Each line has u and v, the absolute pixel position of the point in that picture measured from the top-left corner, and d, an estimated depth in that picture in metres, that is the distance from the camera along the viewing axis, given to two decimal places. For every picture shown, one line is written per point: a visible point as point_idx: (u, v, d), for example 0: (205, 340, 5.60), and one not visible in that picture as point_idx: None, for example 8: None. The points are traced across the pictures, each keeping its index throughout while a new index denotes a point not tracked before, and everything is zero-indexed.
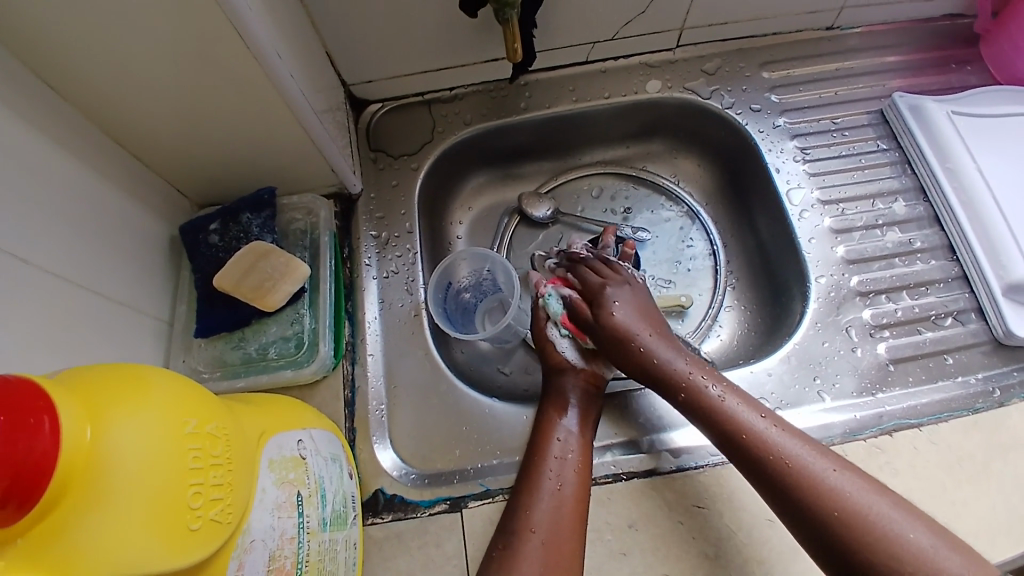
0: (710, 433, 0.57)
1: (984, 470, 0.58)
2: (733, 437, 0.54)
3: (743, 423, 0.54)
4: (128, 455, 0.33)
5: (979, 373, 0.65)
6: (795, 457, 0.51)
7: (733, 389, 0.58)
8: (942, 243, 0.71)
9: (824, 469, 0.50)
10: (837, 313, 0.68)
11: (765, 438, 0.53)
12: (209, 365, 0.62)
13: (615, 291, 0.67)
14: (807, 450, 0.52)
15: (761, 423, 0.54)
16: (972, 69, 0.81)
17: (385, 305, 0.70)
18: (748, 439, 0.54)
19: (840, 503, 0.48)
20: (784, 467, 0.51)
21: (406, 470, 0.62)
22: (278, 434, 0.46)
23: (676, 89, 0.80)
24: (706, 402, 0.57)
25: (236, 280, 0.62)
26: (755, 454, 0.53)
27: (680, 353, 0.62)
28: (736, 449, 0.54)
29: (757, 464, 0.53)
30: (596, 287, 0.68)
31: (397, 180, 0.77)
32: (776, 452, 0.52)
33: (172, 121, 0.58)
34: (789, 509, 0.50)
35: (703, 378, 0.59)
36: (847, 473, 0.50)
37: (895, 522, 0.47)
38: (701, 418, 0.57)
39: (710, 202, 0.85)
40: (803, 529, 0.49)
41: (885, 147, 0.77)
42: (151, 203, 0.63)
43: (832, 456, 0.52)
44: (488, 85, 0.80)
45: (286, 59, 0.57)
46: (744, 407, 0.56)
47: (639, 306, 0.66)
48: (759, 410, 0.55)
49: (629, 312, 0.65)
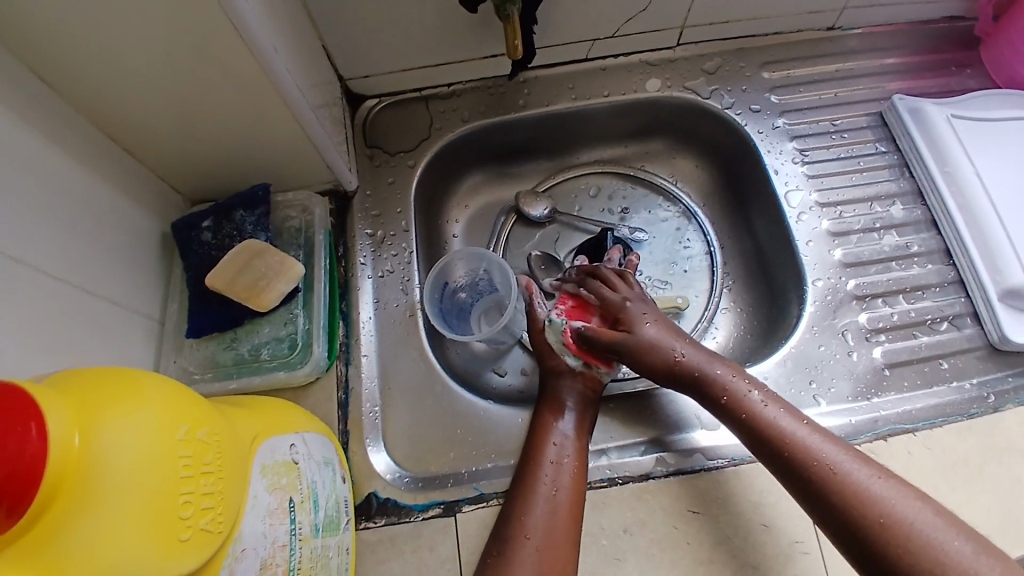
0: (749, 440, 0.56)
1: (979, 476, 0.58)
2: (774, 442, 0.53)
3: (784, 429, 0.54)
4: (119, 463, 0.32)
5: (974, 378, 0.65)
6: (837, 464, 0.51)
7: (773, 396, 0.57)
8: (939, 247, 0.71)
9: (866, 476, 0.49)
10: (834, 316, 0.68)
11: (807, 446, 0.52)
12: (200, 366, 0.61)
13: (638, 304, 0.66)
14: (848, 457, 0.51)
15: (802, 430, 0.53)
16: (971, 73, 0.81)
17: (380, 304, 0.70)
18: (792, 446, 0.53)
19: (884, 511, 0.47)
20: (828, 473, 0.50)
21: (400, 473, 0.61)
22: (271, 438, 0.45)
23: (676, 89, 0.79)
24: (747, 409, 0.56)
25: (229, 279, 0.61)
26: (796, 460, 0.52)
27: (716, 360, 0.60)
28: (779, 459, 0.53)
29: (801, 473, 0.52)
30: (616, 302, 0.66)
31: (393, 177, 0.76)
32: (820, 459, 0.51)
33: (165, 115, 0.56)
34: (831, 517, 0.49)
35: (743, 384, 0.58)
36: (891, 480, 0.49)
37: (936, 531, 0.46)
38: (740, 424, 0.56)
39: (708, 203, 0.84)
40: (844, 536, 0.49)
41: (884, 150, 0.77)
42: (142, 199, 0.62)
43: (874, 465, 0.51)
44: (487, 81, 0.79)
45: (282, 54, 0.56)
46: (785, 415, 0.55)
47: (663, 320, 0.64)
48: (800, 418, 0.54)
49: (658, 326, 0.63)
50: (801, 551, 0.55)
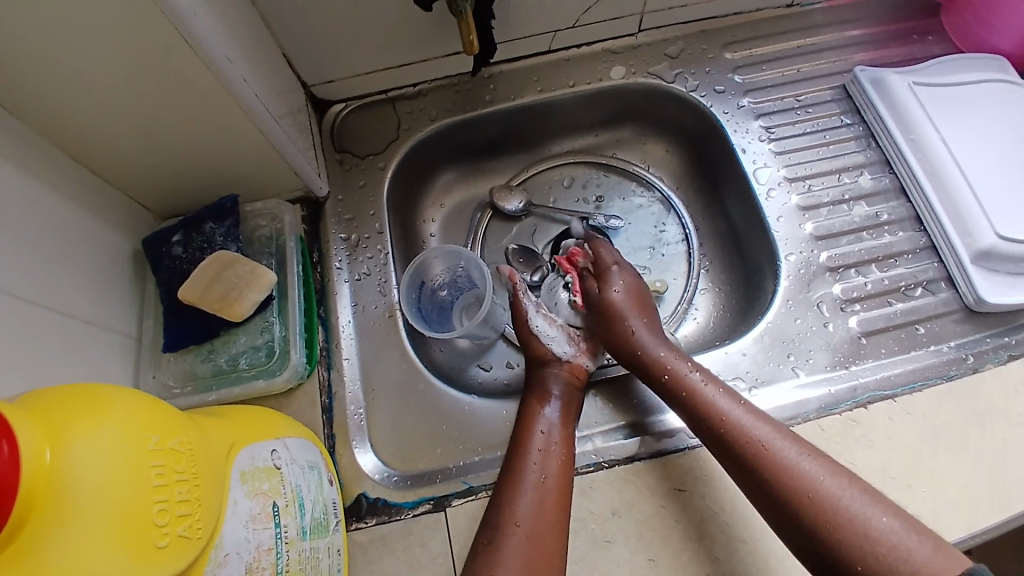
0: (684, 415, 0.58)
1: (960, 437, 0.59)
2: (706, 420, 0.56)
3: (719, 408, 0.56)
4: (90, 475, 0.32)
5: (951, 341, 0.66)
6: (769, 442, 0.53)
7: (711, 376, 0.59)
8: (909, 214, 0.72)
9: (797, 455, 0.52)
10: (808, 289, 0.69)
11: (740, 424, 0.55)
12: (180, 380, 0.61)
13: (621, 272, 0.71)
14: (782, 437, 0.54)
15: (736, 409, 0.56)
16: (934, 39, 0.82)
17: (359, 307, 0.70)
18: (724, 423, 0.55)
19: (811, 486, 0.50)
20: (759, 450, 0.53)
21: (387, 473, 0.62)
22: (250, 445, 0.45)
23: (640, 74, 0.80)
24: (686, 386, 0.59)
25: (201, 291, 0.61)
26: (728, 437, 0.55)
27: (663, 341, 0.64)
28: (710, 431, 0.56)
29: (733, 448, 0.54)
30: (605, 262, 0.72)
31: (365, 181, 0.76)
32: (751, 437, 0.54)
33: (128, 134, 0.56)
34: (758, 489, 0.52)
35: (683, 364, 0.61)
36: (818, 459, 0.52)
37: (866, 507, 0.49)
38: (678, 402, 0.59)
39: (681, 186, 0.85)
40: (772, 507, 0.52)
41: (849, 122, 0.77)
42: (112, 218, 0.62)
43: (804, 443, 0.54)
44: (452, 79, 0.80)
45: (239, 64, 0.56)
46: (720, 393, 0.57)
47: (637, 291, 0.70)
48: (736, 398, 0.57)
49: (625, 294, 0.69)
50: None
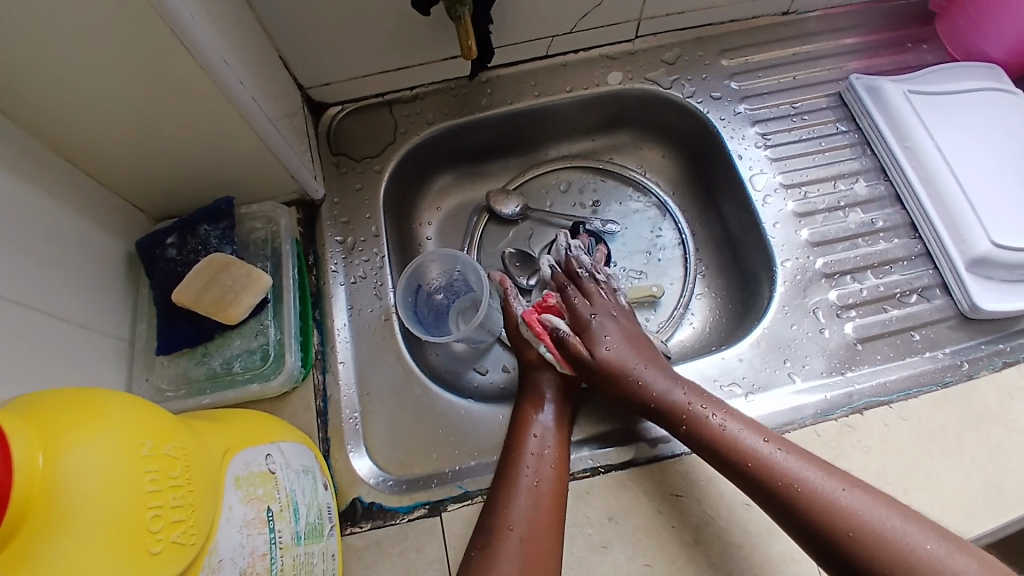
0: (714, 462, 0.57)
1: (955, 443, 0.59)
2: (738, 465, 0.55)
3: (748, 450, 0.55)
4: (84, 481, 0.32)
5: (946, 348, 0.66)
6: (802, 479, 0.52)
7: (732, 413, 0.58)
8: (904, 221, 0.72)
9: (832, 488, 0.52)
10: (803, 296, 0.69)
11: (771, 463, 0.54)
12: (173, 383, 0.60)
13: (604, 323, 0.66)
14: (813, 469, 0.53)
15: (765, 449, 0.54)
16: (928, 47, 0.82)
17: (354, 310, 0.69)
18: (755, 466, 0.54)
19: (855, 523, 0.50)
20: (795, 491, 0.52)
21: (383, 477, 0.61)
22: (244, 450, 0.45)
23: (637, 80, 0.80)
24: (709, 433, 0.57)
25: (196, 294, 0.61)
26: (762, 479, 0.53)
27: (676, 380, 0.61)
28: (745, 476, 0.54)
29: (769, 490, 0.53)
30: (584, 318, 0.66)
31: (361, 184, 0.76)
32: (785, 477, 0.53)
33: (124, 135, 0.56)
34: (804, 530, 0.51)
35: (702, 406, 0.58)
36: (855, 489, 0.52)
37: (910, 535, 0.49)
38: (705, 450, 0.57)
39: (677, 192, 0.85)
40: (820, 549, 0.51)
41: (845, 129, 0.78)
42: (106, 220, 0.61)
43: (836, 472, 0.53)
44: (449, 83, 0.80)
45: (235, 67, 0.55)
46: (746, 432, 0.56)
47: (627, 337, 0.65)
48: (763, 434, 0.56)
49: (619, 346, 0.64)
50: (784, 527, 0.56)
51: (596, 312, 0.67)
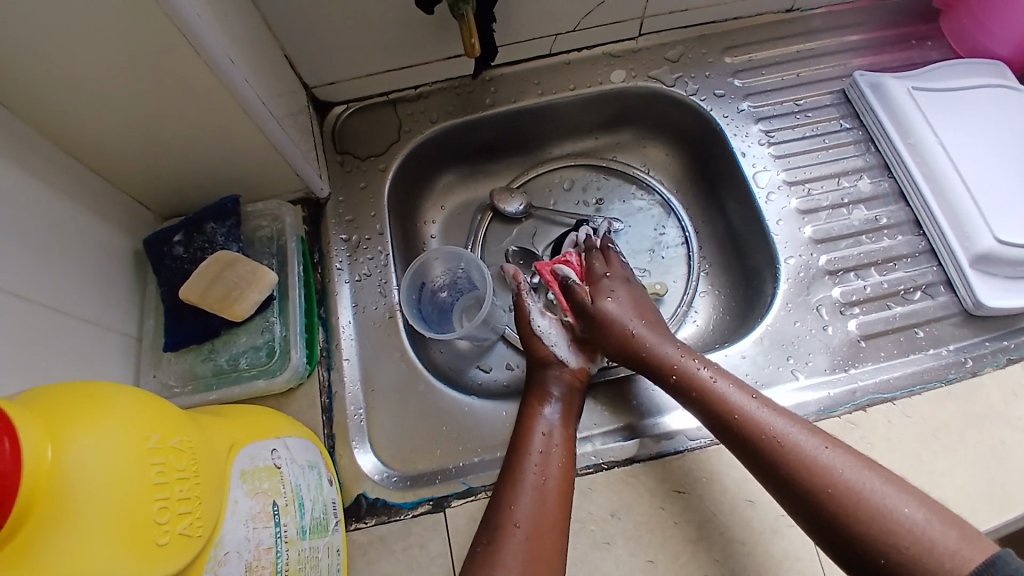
0: (699, 413, 0.58)
1: (958, 440, 0.59)
2: (721, 416, 0.56)
3: (733, 403, 0.56)
4: (90, 472, 0.32)
5: (950, 345, 0.66)
6: (784, 434, 0.53)
7: (722, 370, 0.59)
8: (908, 218, 0.72)
9: (814, 446, 0.52)
10: (807, 292, 0.69)
11: (754, 418, 0.55)
12: (180, 379, 0.61)
13: (614, 283, 0.69)
14: (796, 427, 0.53)
15: (751, 404, 0.55)
16: (933, 44, 0.82)
17: (359, 308, 0.70)
18: (738, 418, 0.55)
19: (831, 480, 0.50)
20: (776, 445, 0.53)
21: (387, 473, 0.62)
22: (250, 445, 0.46)
23: (641, 78, 0.80)
24: (697, 384, 0.58)
25: (202, 291, 0.61)
26: (745, 432, 0.54)
27: (671, 340, 0.63)
28: (726, 428, 0.56)
29: (749, 444, 0.54)
30: (597, 276, 0.70)
31: (366, 182, 0.76)
32: (766, 431, 0.54)
33: (131, 133, 0.57)
34: (780, 484, 0.52)
35: (692, 361, 0.60)
36: (839, 450, 0.52)
37: (886, 496, 0.48)
38: (691, 400, 0.58)
39: (680, 189, 0.85)
40: (796, 504, 0.51)
41: (849, 126, 0.78)
42: (113, 218, 0.62)
43: (823, 435, 0.53)
44: (453, 82, 0.80)
45: (240, 65, 0.56)
46: (733, 387, 0.57)
47: (635, 299, 0.68)
48: (750, 392, 0.57)
49: (623, 304, 0.67)
50: (787, 525, 0.56)
51: (609, 274, 0.70)
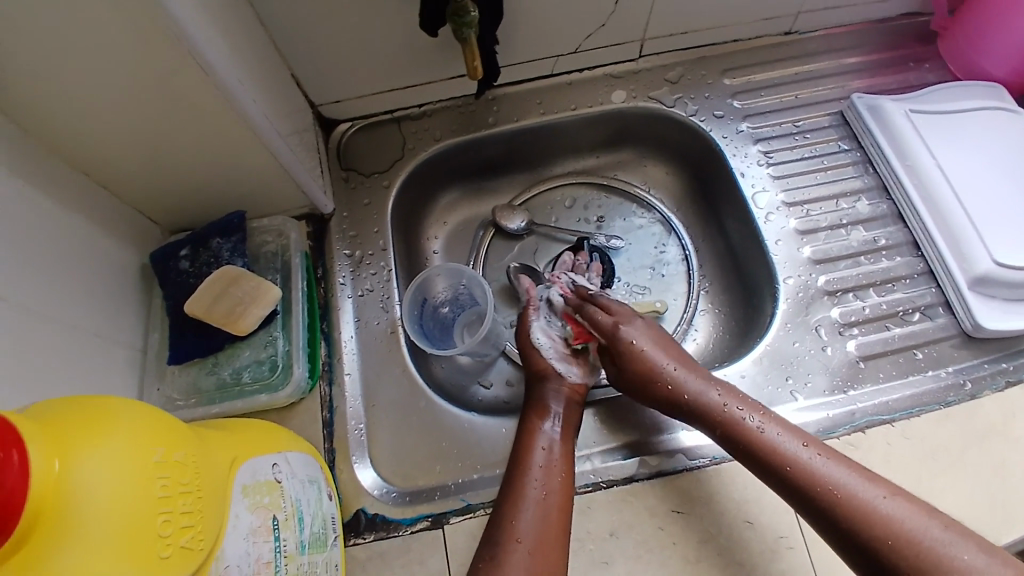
0: (751, 465, 0.56)
1: (957, 461, 0.59)
2: (778, 468, 0.54)
3: (787, 453, 0.54)
4: (96, 485, 0.33)
5: (950, 366, 0.66)
6: (841, 484, 0.52)
7: (771, 417, 0.57)
8: (906, 239, 0.73)
9: (872, 495, 0.51)
10: (806, 313, 0.70)
11: (811, 468, 0.53)
12: (184, 393, 0.61)
13: (631, 328, 0.66)
14: (852, 475, 0.52)
15: (805, 454, 0.54)
16: (930, 66, 0.83)
17: (361, 323, 0.70)
18: (794, 469, 0.54)
19: (894, 531, 0.49)
20: (834, 496, 0.51)
21: (387, 488, 0.62)
22: (252, 460, 0.46)
23: (641, 99, 0.81)
24: (748, 435, 0.56)
25: (207, 306, 0.62)
26: (801, 483, 0.53)
27: (711, 382, 0.61)
28: (783, 480, 0.54)
29: (807, 494, 0.53)
30: (609, 327, 0.66)
31: (370, 199, 0.77)
32: (824, 481, 0.52)
33: (141, 151, 0.58)
34: (842, 538, 0.51)
35: (739, 408, 0.58)
36: (896, 496, 0.51)
37: (949, 545, 0.48)
38: (743, 452, 0.57)
39: (681, 208, 0.86)
40: (860, 557, 0.50)
41: (847, 148, 0.79)
42: (121, 233, 0.63)
43: (878, 481, 0.52)
44: (457, 101, 0.81)
45: (249, 85, 0.57)
46: (785, 435, 0.56)
47: (657, 339, 0.65)
48: (801, 439, 0.55)
49: (649, 349, 0.64)
50: (786, 546, 0.56)
51: (620, 320, 0.66)
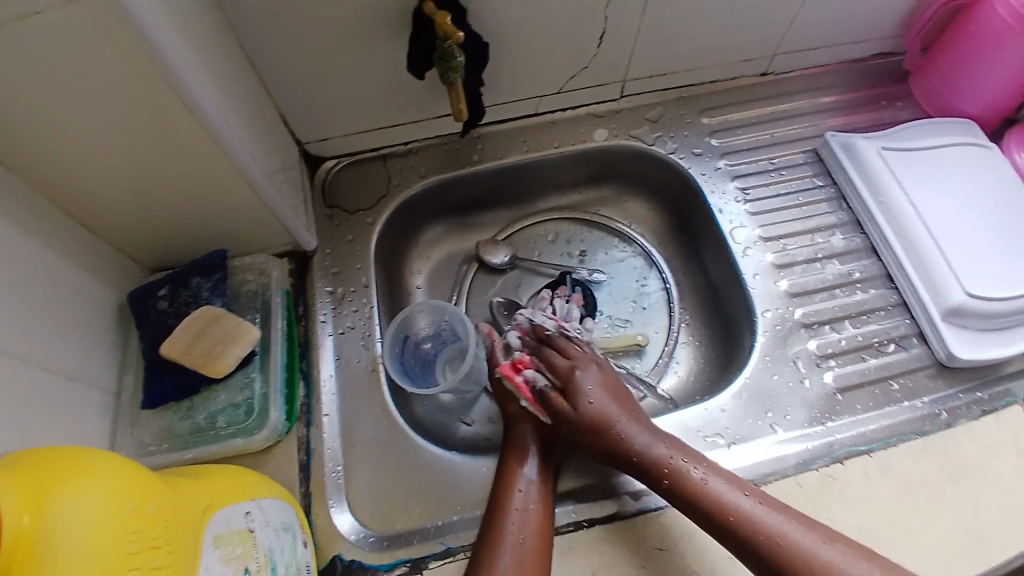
0: (696, 518, 0.56)
1: (938, 498, 0.59)
2: (722, 521, 0.54)
3: (730, 505, 0.55)
4: (67, 540, 0.32)
5: (925, 397, 0.67)
6: (782, 534, 0.53)
7: (711, 467, 0.57)
8: (880, 272, 0.74)
9: (812, 543, 0.52)
10: (783, 346, 0.70)
11: (752, 518, 0.54)
12: (157, 438, 0.61)
13: (585, 374, 0.66)
14: (793, 525, 0.53)
15: (747, 504, 0.55)
16: (903, 105, 0.86)
17: (341, 361, 0.70)
18: (737, 520, 0.54)
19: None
20: (777, 545, 0.52)
21: (364, 534, 0.61)
22: (224, 508, 0.45)
23: (622, 137, 0.83)
24: (691, 489, 0.56)
25: (185, 346, 0.61)
26: (742, 534, 0.54)
27: (655, 434, 0.60)
28: (728, 531, 0.54)
29: (750, 545, 0.53)
30: (565, 370, 0.67)
31: (353, 235, 0.77)
32: (765, 531, 0.53)
33: (123, 189, 0.58)
34: None
35: (682, 460, 0.58)
36: (834, 543, 0.52)
37: None
38: (688, 506, 0.56)
39: (662, 243, 0.87)
40: None
41: (821, 184, 0.81)
42: (101, 271, 0.63)
43: (817, 527, 0.54)
44: (442, 138, 0.83)
45: (235, 126, 0.58)
46: (727, 486, 0.56)
47: (608, 387, 0.65)
48: (742, 488, 0.56)
49: (599, 398, 0.64)
50: None
51: (575, 363, 0.67)
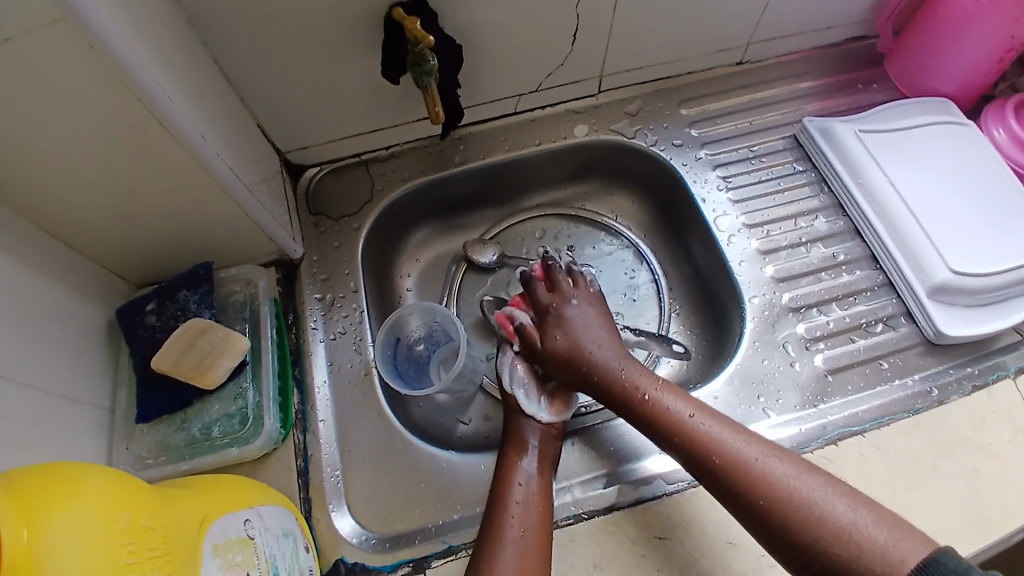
0: (651, 434, 0.60)
1: (931, 470, 0.60)
2: (665, 435, 0.58)
3: (671, 421, 0.58)
4: (64, 556, 0.32)
5: (916, 374, 0.68)
6: (719, 449, 0.55)
7: (664, 388, 0.61)
8: (864, 253, 0.76)
9: (749, 459, 0.54)
10: (773, 330, 0.71)
11: (692, 433, 0.57)
12: (153, 451, 0.60)
13: (557, 309, 0.68)
14: (735, 442, 0.55)
15: (689, 420, 0.58)
16: (878, 87, 0.87)
17: (335, 366, 0.70)
18: (676, 435, 0.58)
19: (764, 492, 0.52)
20: (711, 458, 0.55)
21: (366, 536, 0.61)
22: (223, 517, 0.45)
23: (603, 132, 0.84)
24: (637, 405, 0.61)
25: (174, 360, 0.61)
26: (682, 447, 0.57)
27: (615, 361, 0.64)
28: (671, 446, 0.58)
29: (692, 459, 0.56)
30: (541, 305, 0.69)
31: (340, 241, 0.78)
32: (704, 446, 0.56)
33: (104, 207, 0.58)
34: (728, 500, 0.54)
35: (634, 383, 0.62)
36: (772, 459, 0.53)
37: (817, 501, 0.50)
38: (643, 422, 0.60)
39: (648, 234, 0.88)
40: (748, 520, 0.52)
41: (801, 168, 0.82)
42: (86, 291, 0.62)
43: (763, 445, 0.55)
44: (423, 141, 0.83)
45: (213, 140, 0.58)
46: (673, 405, 0.59)
47: (579, 320, 0.67)
48: (691, 406, 0.59)
49: (564, 331, 0.66)
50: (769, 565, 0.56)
51: (551, 300, 0.69)
